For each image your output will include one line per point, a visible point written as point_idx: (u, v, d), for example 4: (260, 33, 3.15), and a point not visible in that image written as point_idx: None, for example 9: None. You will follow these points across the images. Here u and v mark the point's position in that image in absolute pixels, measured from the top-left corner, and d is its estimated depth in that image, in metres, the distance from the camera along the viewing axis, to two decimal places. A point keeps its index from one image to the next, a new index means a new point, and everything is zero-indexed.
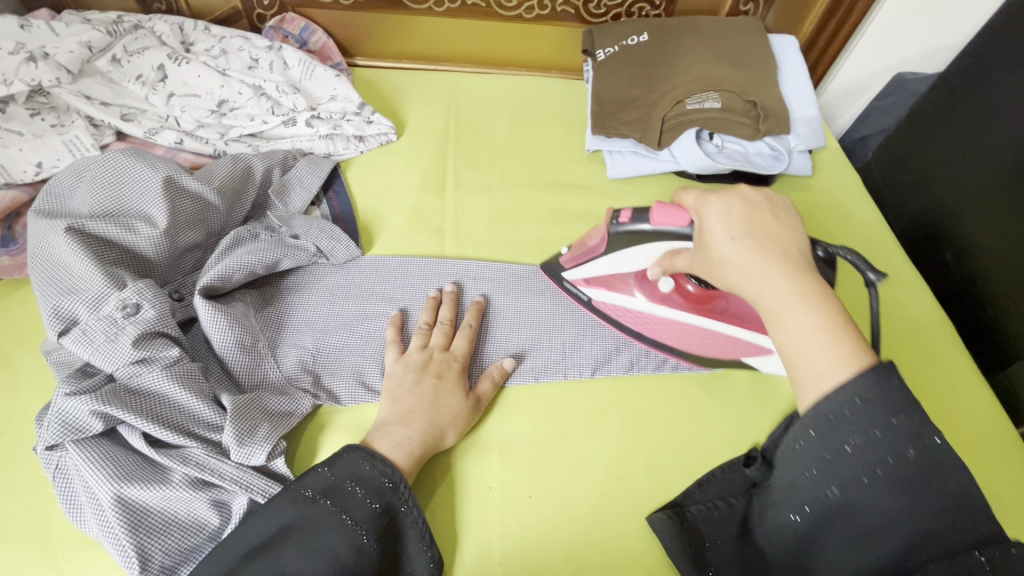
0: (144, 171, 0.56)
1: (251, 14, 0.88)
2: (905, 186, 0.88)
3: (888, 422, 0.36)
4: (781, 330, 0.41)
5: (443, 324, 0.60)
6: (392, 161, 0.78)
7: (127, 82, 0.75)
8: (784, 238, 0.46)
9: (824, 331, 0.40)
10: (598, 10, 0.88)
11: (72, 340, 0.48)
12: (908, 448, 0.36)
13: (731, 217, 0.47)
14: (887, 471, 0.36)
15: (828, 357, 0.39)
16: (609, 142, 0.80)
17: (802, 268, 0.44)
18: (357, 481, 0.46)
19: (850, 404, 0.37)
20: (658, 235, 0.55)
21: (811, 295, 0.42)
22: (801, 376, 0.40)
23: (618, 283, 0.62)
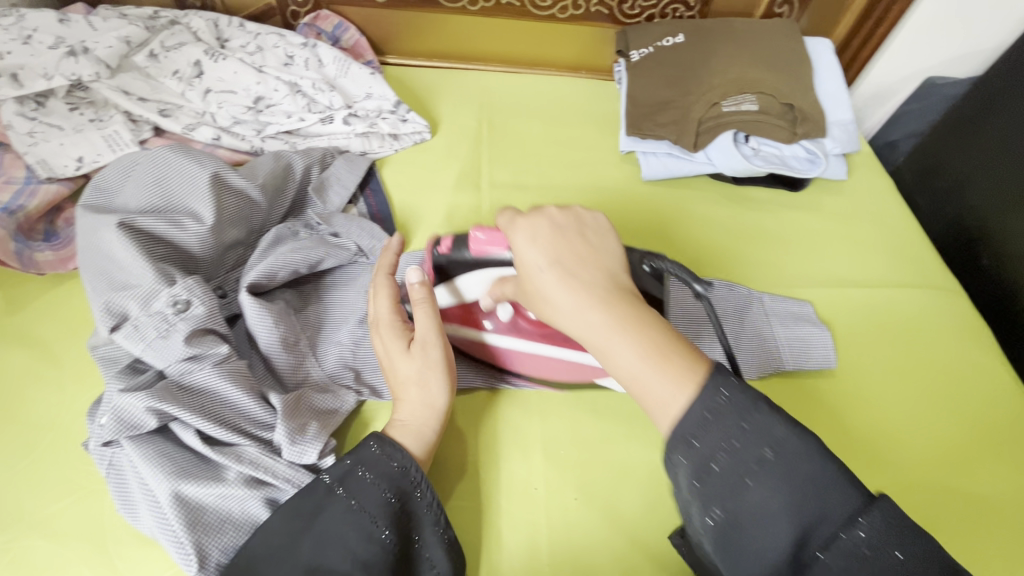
0: (190, 166, 0.56)
1: (284, 11, 0.87)
2: (940, 191, 0.87)
3: (741, 427, 0.37)
4: (613, 365, 0.41)
5: (380, 280, 0.53)
6: (426, 160, 0.78)
7: (164, 78, 0.75)
8: (590, 260, 0.45)
9: (650, 356, 0.40)
10: (632, 10, 0.88)
11: (124, 336, 0.48)
12: (764, 449, 0.36)
13: (538, 243, 0.46)
14: (759, 471, 0.36)
15: (666, 385, 0.39)
16: (643, 144, 0.80)
17: (612, 292, 0.44)
18: (367, 467, 0.45)
19: (703, 419, 0.37)
20: (487, 262, 0.55)
21: (627, 323, 0.42)
22: (648, 407, 0.40)
23: (466, 318, 0.58)
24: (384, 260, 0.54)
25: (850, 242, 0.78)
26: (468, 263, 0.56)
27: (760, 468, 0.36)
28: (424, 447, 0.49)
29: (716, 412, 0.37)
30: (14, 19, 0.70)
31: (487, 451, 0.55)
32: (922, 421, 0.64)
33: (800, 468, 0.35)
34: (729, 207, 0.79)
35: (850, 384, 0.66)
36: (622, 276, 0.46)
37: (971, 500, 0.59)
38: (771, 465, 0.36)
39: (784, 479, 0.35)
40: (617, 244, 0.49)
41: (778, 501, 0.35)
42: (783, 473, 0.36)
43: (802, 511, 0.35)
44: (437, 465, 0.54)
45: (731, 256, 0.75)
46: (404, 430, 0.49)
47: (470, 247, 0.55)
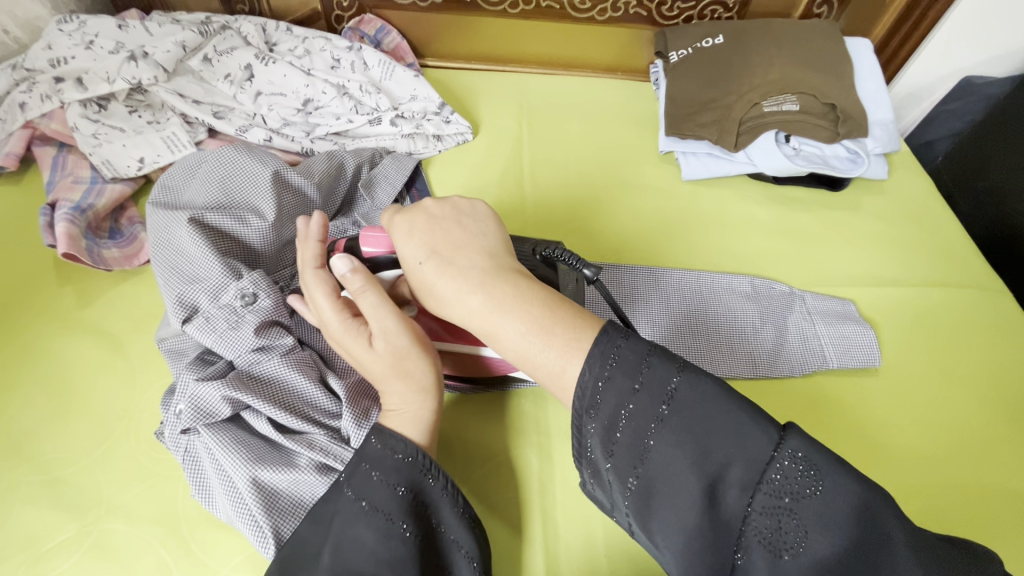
0: (254, 164, 0.58)
1: (329, 15, 0.89)
2: (982, 190, 0.87)
3: (635, 388, 0.38)
4: (501, 346, 0.42)
5: (304, 269, 0.48)
6: (468, 159, 0.79)
7: (216, 81, 0.77)
8: (466, 245, 0.46)
9: (533, 332, 0.41)
10: (671, 12, 0.89)
11: (197, 328, 0.50)
12: (661, 406, 0.38)
13: (414, 239, 0.46)
14: (659, 429, 0.38)
15: (553, 358, 0.40)
16: (682, 143, 0.81)
17: (489, 273, 0.44)
18: (372, 465, 0.43)
19: (593, 391, 0.39)
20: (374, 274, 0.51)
21: (506, 302, 0.42)
22: (547, 381, 0.42)
23: None
24: (306, 253, 0.48)
25: (890, 240, 0.78)
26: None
27: (661, 425, 0.38)
28: (424, 430, 0.45)
29: (621, 377, 0.39)
30: (76, 25, 0.73)
31: (541, 445, 0.56)
32: (973, 420, 0.64)
33: (703, 416, 0.37)
34: (769, 206, 0.79)
35: (898, 382, 0.66)
36: (503, 255, 0.46)
37: None
38: (668, 420, 0.38)
39: (693, 431, 0.37)
40: (497, 225, 0.49)
41: (683, 453, 0.37)
42: (686, 426, 0.37)
43: (704, 459, 0.36)
44: (494, 455, 0.56)
45: (772, 254, 0.75)
46: (401, 418, 0.45)
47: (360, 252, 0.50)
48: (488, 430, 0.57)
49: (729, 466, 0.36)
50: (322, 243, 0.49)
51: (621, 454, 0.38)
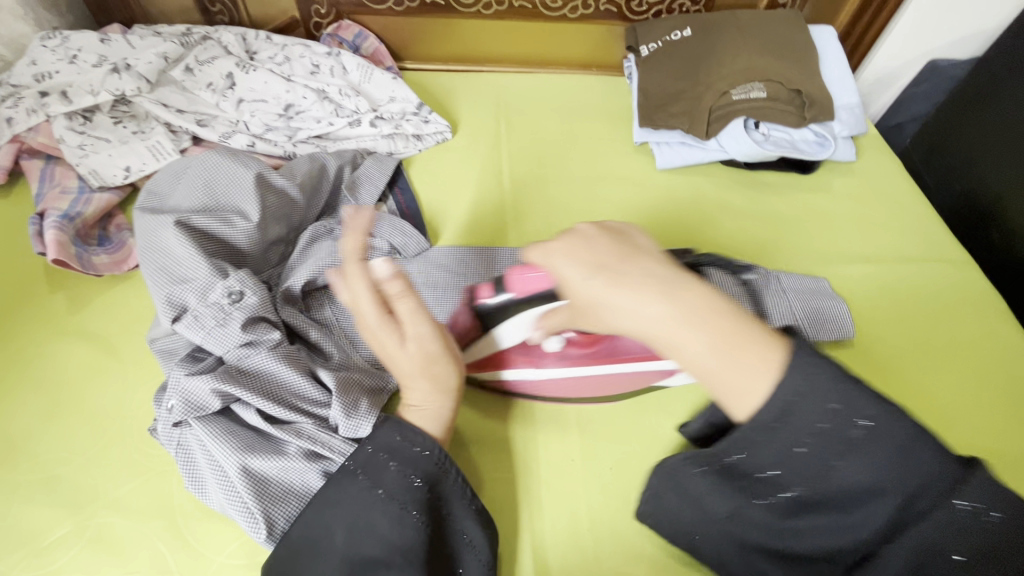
0: (236, 168, 0.59)
1: (308, 23, 0.91)
2: (948, 169, 0.89)
3: (829, 408, 0.35)
4: (680, 358, 0.39)
5: (353, 261, 0.47)
6: (449, 157, 0.82)
7: (199, 90, 0.79)
8: (633, 259, 0.43)
9: (719, 350, 0.38)
10: (640, 7, 0.92)
11: (186, 326, 0.52)
12: (851, 427, 0.35)
13: (578, 256, 0.43)
14: (850, 451, 0.35)
15: (740, 379, 0.38)
16: (655, 134, 0.84)
17: (671, 284, 0.41)
18: (392, 455, 0.46)
19: (787, 408, 0.36)
20: (526, 305, 0.54)
21: (693, 315, 0.39)
22: (717, 392, 0.39)
23: (509, 359, 0.58)
24: (352, 244, 0.48)
25: (861, 220, 0.81)
26: (507, 309, 0.55)
27: (851, 446, 0.35)
28: (442, 427, 0.49)
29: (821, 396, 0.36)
30: (59, 40, 0.75)
31: (524, 429, 0.58)
32: (944, 389, 0.66)
33: (897, 444, 0.35)
34: (743, 192, 0.82)
35: (871, 356, 0.68)
36: (681, 271, 0.43)
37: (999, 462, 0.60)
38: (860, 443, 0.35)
39: (875, 456, 0.35)
40: (653, 240, 0.46)
41: (873, 476, 0.35)
42: (876, 451, 0.35)
43: (893, 482, 0.34)
44: (480, 440, 0.57)
45: (747, 238, 0.78)
46: (421, 415, 0.49)
47: (509, 290, 0.54)
48: (471, 416, 0.58)
49: (918, 495, 0.34)
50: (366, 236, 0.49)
51: (757, 453, 0.38)
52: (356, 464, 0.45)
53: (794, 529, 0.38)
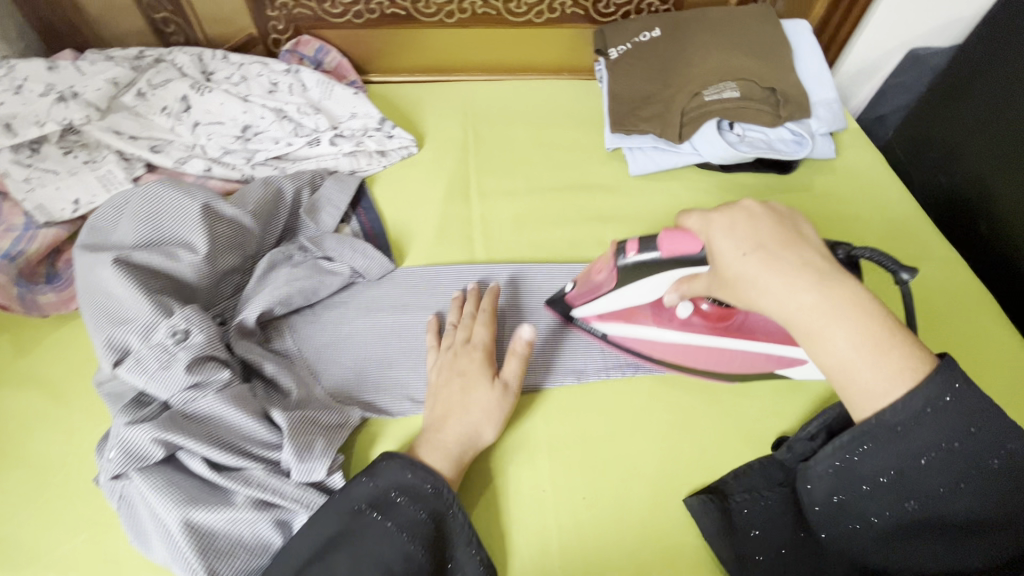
0: (181, 198, 0.57)
1: (267, 39, 0.88)
2: (932, 161, 0.86)
3: (969, 432, 0.39)
4: (819, 348, 0.40)
5: (466, 318, 0.60)
6: (415, 173, 0.79)
7: (153, 115, 0.76)
8: (797, 246, 0.43)
9: (868, 345, 0.39)
10: (608, 9, 0.89)
11: (127, 370, 0.49)
12: (985, 454, 0.39)
13: (737, 232, 0.44)
14: (971, 480, 0.40)
15: (880, 375, 0.39)
16: (628, 140, 0.81)
17: (829, 276, 0.41)
18: (401, 491, 0.46)
19: (919, 417, 0.39)
20: (671, 265, 0.51)
21: (845, 310, 0.40)
22: (848, 388, 0.40)
23: (634, 315, 0.58)
24: (487, 301, 0.60)
25: (843, 219, 0.78)
26: (647, 262, 0.51)
27: (973, 468, 0.39)
28: (452, 465, 0.51)
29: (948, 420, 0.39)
30: (6, 71, 0.72)
31: (494, 459, 0.55)
32: None
33: (1004, 479, 0.39)
34: (720, 195, 0.79)
35: None
36: (831, 264, 0.43)
37: None
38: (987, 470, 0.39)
39: (984, 483, 0.40)
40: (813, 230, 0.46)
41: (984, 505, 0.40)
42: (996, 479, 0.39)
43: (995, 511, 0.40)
44: None
45: None
46: (441, 452, 0.51)
47: (659, 248, 0.50)
48: None
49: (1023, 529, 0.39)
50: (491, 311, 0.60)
51: (871, 459, 0.41)
52: (370, 496, 0.46)
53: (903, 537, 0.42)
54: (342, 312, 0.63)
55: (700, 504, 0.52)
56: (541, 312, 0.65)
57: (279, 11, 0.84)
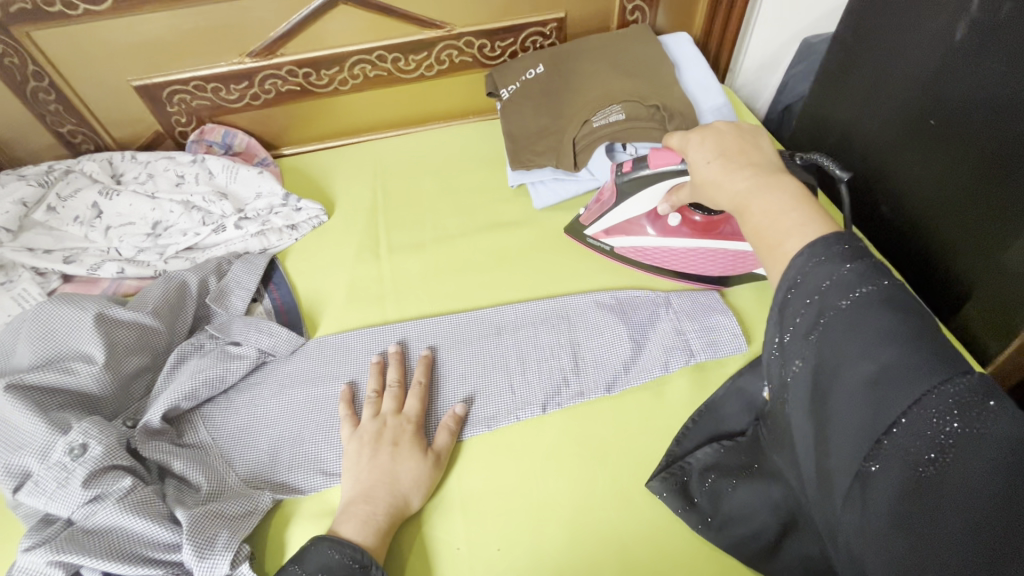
0: (75, 313, 0.59)
1: (173, 133, 0.90)
2: (831, 147, 0.87)
3: (823, 287, 0.34)
4: (750, 220, 0.43)
5: (392, 388, 0.62)
6: (326, 240, 0.81)
7: (66, 226, 0.78)
8: (753, 155, 0.49)
9: (785, 207, 0.41)
10: (494, 52, 0.92)
11: (28, 494, 0.50)
12: (841, 300, 0.34)
13: (707, 146, 0.52)
14: (848, 326, 0.33)
15: (779, 231, 0.40)
16: (529, 175, 0.83)
17: (766, 172, 0.46)
18: (328, 573, 0.46)
19: (805, 272, 0.36)
20: (661, 176, 0.65)
21: (772, 189, 0.43)
22: (766, 251, 0.41)
23: (633, 228, 0.72)
24: (419, 375, 0.63)
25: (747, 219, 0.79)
26: (644, 180, 0.66)
27: (832, 319, 0.34)
28: (374, 534, 0.51)
29: (804, 280, 0.35)
30: None
31: (409, 523, 0.56)
32: None
33: (874, 324, 0.32)
34: None
35: None
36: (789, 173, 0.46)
37: None
38: (848, 318, 0.33)
39: (852, 333, 0.33)
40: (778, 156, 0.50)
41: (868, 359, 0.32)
42: (870, 330, 0.32)
43: (881, 360, 0.31)
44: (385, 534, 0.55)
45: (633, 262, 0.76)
46: (361, 524, 0.51)
47: (648, 164, 0.65)
48: None
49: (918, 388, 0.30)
50: (423, 383, 0.63)
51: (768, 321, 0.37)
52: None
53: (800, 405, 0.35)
54: (255, 393, 0.63)
55: (661, 482, 0.55)
56: (450, 363, 0.65)
57: (178, 105, 0.87)
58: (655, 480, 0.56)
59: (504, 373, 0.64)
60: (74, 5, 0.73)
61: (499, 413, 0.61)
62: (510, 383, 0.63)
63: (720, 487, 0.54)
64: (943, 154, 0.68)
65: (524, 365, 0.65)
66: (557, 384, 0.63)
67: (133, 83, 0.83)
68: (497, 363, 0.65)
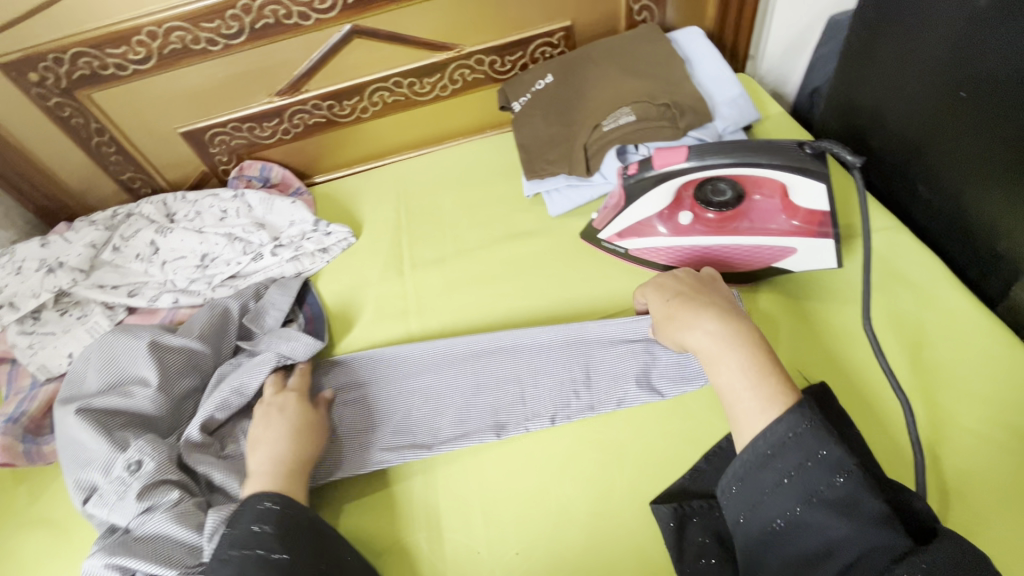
0: (132, 341, 0.66)
1: (217, 171, 0.99)
2: (860, 129, 0.83)
3: (819, 455, 0.41)
4: (718, 371, 0.50)
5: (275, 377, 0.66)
6: (355, 261, 0.86)
7: (129, 263, 0.87)
8: (708, 293, 0.57)
9: (751, 370, 0.48)
10: (505, 67, 0.94)
11: (93, 504, 0.57)
12: (835, 477, 0.40)
13: (661, 291, 0.60)
14: (831, 495, 0.40)
15: (755, 398, 0.46)
16: (543, 184, 0.84)
17: (729, 314, 0.53)
18: (259, 521, 0.50)
19: (783, 439, 0.42)
20: (669, 174, 0.64)
21: (736, 342, 0.50)
22: (734, 411, 0.47)
23: (645, 228, 0.71)
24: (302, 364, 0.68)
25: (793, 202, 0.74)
26: (651, 180, 0.65)
27: (829, 493, 0.40)
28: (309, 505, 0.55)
29: (794, 440, 0.42)
30: (7, 256, 0.84)
31: (340, 507, 0.61)
32: (875, 381, 0.60)
33: (865, 507, 0.39)
34: None
35: (794, 357, 0.63)
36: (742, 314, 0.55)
37: (964, 455, 0.53)
38: (841, 493, 0.40)
39: (845, 507, 0.39)
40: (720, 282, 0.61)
41: (851, 527, 0.38)
42: (852, 505, 0.39)
43: (867, 535, 0.38)
44: (407, 545, 0.57)
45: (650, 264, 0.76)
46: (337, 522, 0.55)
47: (654, 164, 0.64)
48: (379, 520, 0.59)
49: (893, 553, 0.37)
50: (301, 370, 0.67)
51: (750, 479, 0.43)
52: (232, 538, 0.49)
53: (789, 558, 0.40)
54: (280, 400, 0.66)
55: (668, 511, 0.54)
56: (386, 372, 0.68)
57: (220, 146, 0.95)
58: (656, 505, 0.54)
59: (517, 385, 0.65)
60: (125, 66, 0.82)
61: (431, 422, 0.64)
62: (464, 403, 0.65)
63: (708, 543, 0.52)
64: (978, 130, 0.64)
65: (482, 384, 0.65)
66: (567, 396, 0.63)
67: (180, 130, 0.91)
68: (455, 386, 0.66)
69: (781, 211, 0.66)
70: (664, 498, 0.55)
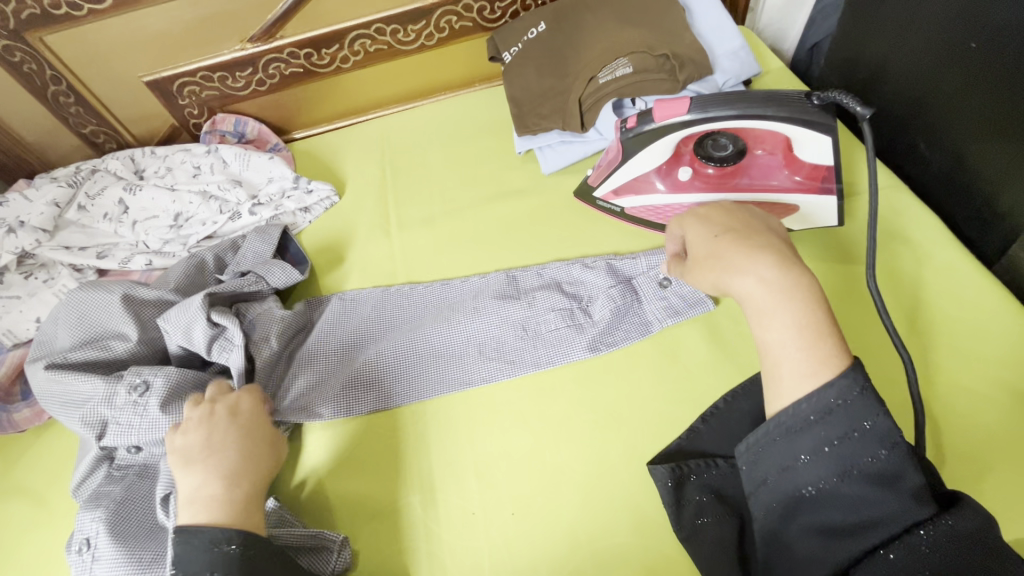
0: (103, 296, 0.62)
1: (188, 126, 0.93)
2: (861, 85, 0.80)
3: (864, 426, 0.39)
4: (766, 323, 0.43)
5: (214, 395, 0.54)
6: (339, 221, 0.82)
7: (97, 223, 0.82)
8: (765, 233, 0.49)
9: (805, 327, 0.42)
10: (495, 14, 0.89)
11: (111, 434, 0.56)
12: (880, 450, 0.38)
13: (711, 221, 0.51)
14: (869, 467, 0.38)
15: (804, 361, 0.41)
16: (536, 140, 0.81)
17: (786, 260, 0.45)
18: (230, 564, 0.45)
19: (829, 406, 0.39)
20: (667, 127, 0.62)
21: (793, 292, 0.43)
22: (775, 368, 0.43)
23: (642, 185, 0.69)
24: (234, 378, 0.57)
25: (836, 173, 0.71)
26: (651, 132, 0.63)
27: (873, 466, 0.38)
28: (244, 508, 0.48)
29: (843, 405, 0.39)
30: None
31: (330, 469, 0.59)
32: (871, 340, 0.59)
33: (906, 480, 0.38)
34: None
35: None
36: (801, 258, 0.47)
37: (957, 409, 0.54)
38: (883, 467, 0.38)
39: (884, 479, 0.38)
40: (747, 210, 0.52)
41: (887, 500, 0.37)
42: (891, 479, 0.38)
43: (901, 508, 0.37)
44: (401, 508, 0.56)
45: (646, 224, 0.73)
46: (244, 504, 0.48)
47: (654, 117, 0.61)
48: (370, 483, 0.58)
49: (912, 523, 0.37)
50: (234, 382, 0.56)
51: (789, 442, 0.40)
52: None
53: (812, 522, 0.39)
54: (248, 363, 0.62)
55: (666, 472, 0.52)
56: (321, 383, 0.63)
57: (189, 98, 0.89)
58: (653, 466, 0.53)
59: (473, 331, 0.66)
60: (79, 6, 0.75)
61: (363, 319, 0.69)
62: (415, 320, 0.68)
63: (706, 503, 0.51)
64: (987, 82, 0.62)
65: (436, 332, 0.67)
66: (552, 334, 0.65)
67: (144, 79, 0.84)
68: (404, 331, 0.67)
69: (781, 166, 0.65)
70: (661, 458, 0.55)
